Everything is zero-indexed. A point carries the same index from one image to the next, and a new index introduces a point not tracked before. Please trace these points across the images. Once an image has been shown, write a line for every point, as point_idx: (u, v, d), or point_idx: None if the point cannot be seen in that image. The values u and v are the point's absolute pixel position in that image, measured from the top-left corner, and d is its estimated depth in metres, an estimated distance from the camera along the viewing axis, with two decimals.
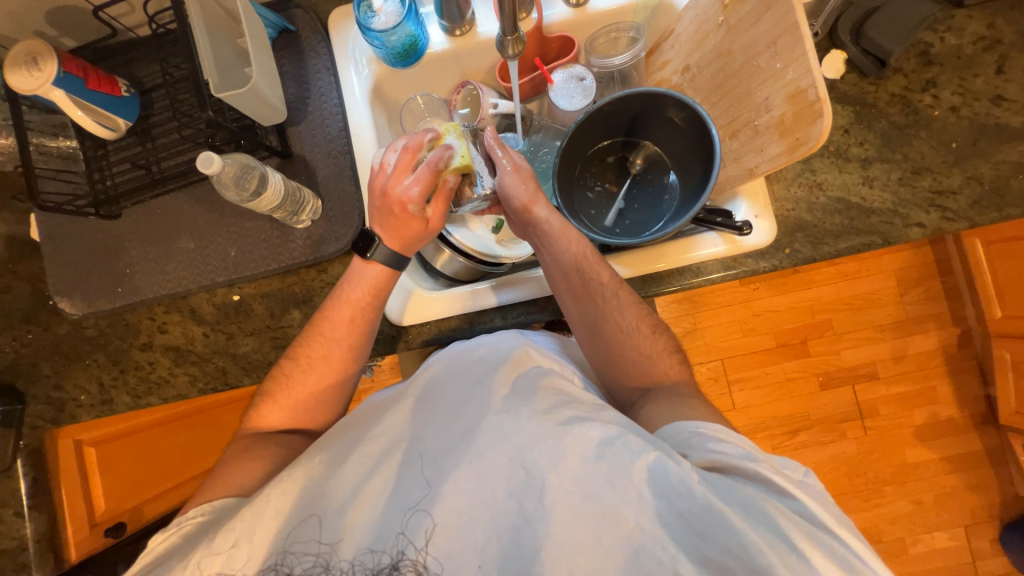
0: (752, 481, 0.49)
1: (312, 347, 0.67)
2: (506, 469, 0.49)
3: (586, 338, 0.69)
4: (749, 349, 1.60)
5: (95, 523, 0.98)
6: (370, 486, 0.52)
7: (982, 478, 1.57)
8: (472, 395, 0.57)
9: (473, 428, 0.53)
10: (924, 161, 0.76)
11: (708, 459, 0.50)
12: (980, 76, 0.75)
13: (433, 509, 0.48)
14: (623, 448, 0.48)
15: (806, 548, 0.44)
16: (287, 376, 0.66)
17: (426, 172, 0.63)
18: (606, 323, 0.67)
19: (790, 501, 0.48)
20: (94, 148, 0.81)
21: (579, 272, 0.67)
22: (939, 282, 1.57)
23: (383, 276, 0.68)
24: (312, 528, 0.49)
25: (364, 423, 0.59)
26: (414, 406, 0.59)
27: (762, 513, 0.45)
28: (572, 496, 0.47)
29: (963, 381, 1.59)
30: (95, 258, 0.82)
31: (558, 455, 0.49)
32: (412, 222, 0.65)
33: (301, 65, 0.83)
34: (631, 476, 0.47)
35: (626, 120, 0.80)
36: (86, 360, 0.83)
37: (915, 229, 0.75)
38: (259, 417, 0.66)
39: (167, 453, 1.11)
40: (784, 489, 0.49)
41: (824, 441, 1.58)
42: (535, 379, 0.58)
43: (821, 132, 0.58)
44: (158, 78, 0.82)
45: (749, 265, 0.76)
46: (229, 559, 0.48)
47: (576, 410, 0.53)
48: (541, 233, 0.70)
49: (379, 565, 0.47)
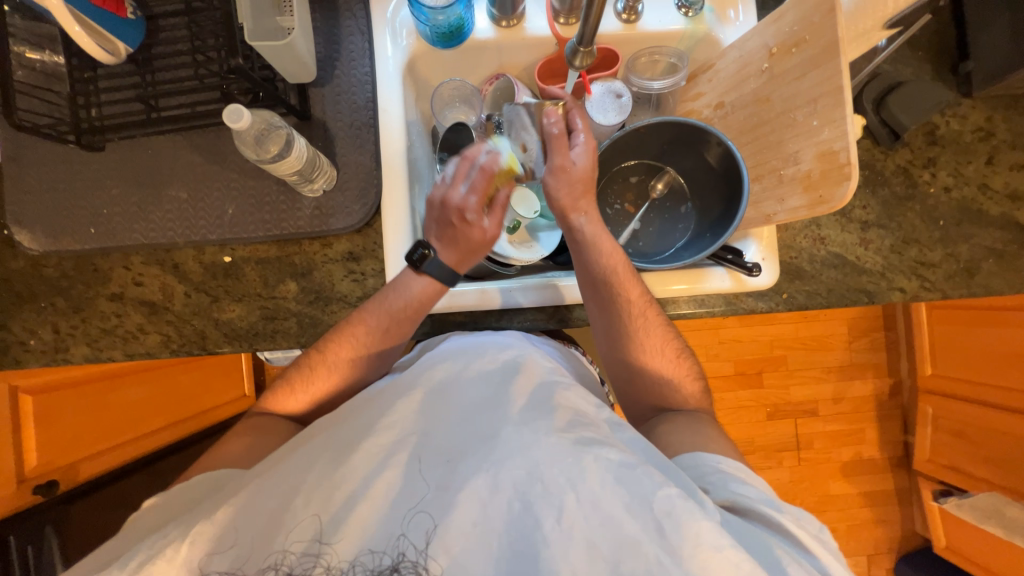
0: (773, 530, 0.51)
1: (338, 332, 0.67)
2: (524, 481, 0.49)
3: (606, 347, 0.73)
4: (712, 374, 1.68)
5: (23, 478, 0.87)
6: (381, 481, 0.50)
7: (891, 514, 1.74)
8: (492, 400, 0.57)
9: (493, 434, 0.52)
10: (914, 233, 0.82)
11: (729, 499, 0.53)
12: (973, 164, 0.82)
13: (447, 522, 0.47)
14: (643, 478, 0.48)
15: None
16: (310, 367, 0.67)
17: (481, 180, 0.67)
18: (629, 339, 0.70)
19: (810, 559, 0.50)
20: (81, 69, 0.72)
21: (608, 281, 0.70)
22: (884, 336, 1.72)
23: (427, 284, 0.68)
24: (310, 528, 0.47)
25: (370, 417, 0.56)
26: (424, 399, 0.58)
27: (781, 568, 0.46)
28: (589, 519, 0.47)
29: (890, 428, 1.75)
30: (65, 192, 0.74)
31: (577, 474, 0.48)
32: (471, 229, 0.67)
33: (334, 23, 0.78)
34: (650, 505, 0.47)
35: (657, 145, 0.82)
36: (42, 301, 0.75)
37: (896, 292, 0.82)
38: (280, 395, 0.66)
39: (114, 410, 1.01)
40: (806, 545, 0.50)
41: (764, 467, 1.70)
42: (550, 392, 0.58)
43: (846, 194, 0.61)
44: (171, 5, 0.74)
45: (748, 303, 0.80)
46: (229, 555, 0.46)
47: (593, 432, 0.53)
48: (579, 240, 0.72)
49: (380, 566, 0.46)
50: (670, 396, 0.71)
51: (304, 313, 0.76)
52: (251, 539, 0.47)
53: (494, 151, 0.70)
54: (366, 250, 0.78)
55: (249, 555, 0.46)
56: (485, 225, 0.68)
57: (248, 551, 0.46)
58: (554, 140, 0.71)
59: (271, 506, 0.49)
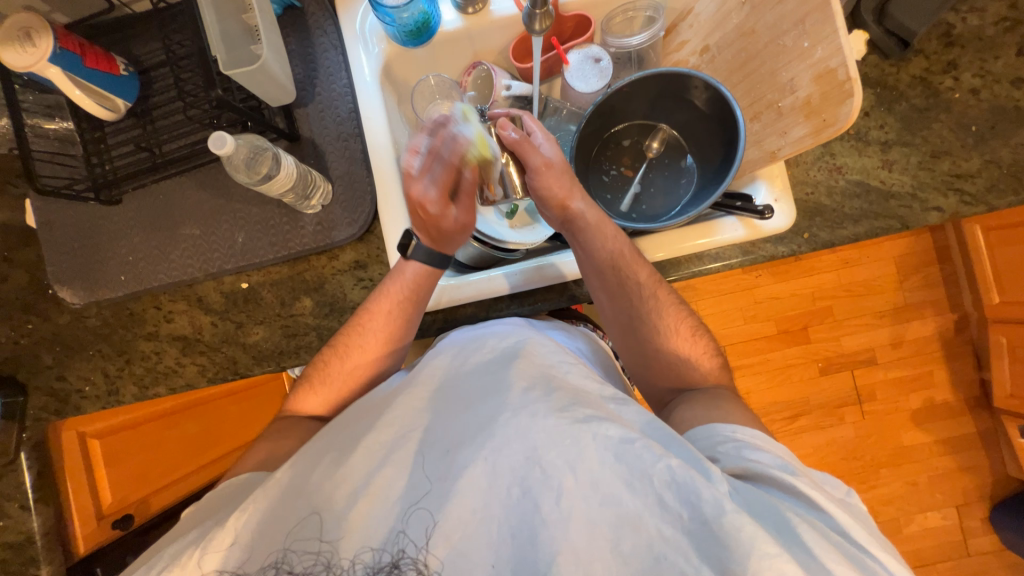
0: (786, 494, 0.50)
1: (352, 338, 0.70)
2: (521, 466, 0.49)
3: (621, 337, 0.73)
4: (752, 337, 1.61)
5: (102, 515, 0.94)
6: (382, 478, 0.51)
7: (976, 460, 1.60)
8: (490, 388, 0.57)
9: (489, 423, 0.52)
10: (944, 145, 0.75)
11: (740, 466, 0.52)
12: (1002, 59, 0.74)
13: (445, 516, 0.48)
14: (643, 452, 0.48)
15: (843, 571, 0.43)
16: (325, 363, 0.70)
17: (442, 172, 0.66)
18: (643, 324, 0.71)
19: (827, 521, 0.48)
20: (91, 131, 0.78)
21: (614, 270, 0.70)
22: (940, 269, 1.58)
23: (424, 275, 0.70)
24: (313, 526, 0.49)
25: (372, 418, 0.58)
26: (426, 397, 0.59)
27: (791, 531, 0.45)
28: (588, 497, 0.47)
29: (960, 367, 1.61)
30: (96, 246, 0.80)
31: (575, 455, 0.49)
32: (442, 222, 0.68)
33: (308, 43, 0.80)
34: (650, 479, 0.47)
35: (644, 102, 0.79)
36: (90, 350, 0.81)
37: (933, 213, 0.75)
38: (299, 402, 0.69)
39: (172, 445, 1.07)
40: (819, 504, 0.49)
41: (824, 425, 1.60)
42: (546, 373, 0.58)
43: (850, 114, 0.57)
44: (158, 56, 0.78)
45: (766, 249, 0.76)
46: (236, 554, 0.48)
47: (593, 409, 0.52)
48: (578, 232, 0.72)
49: (380, 563, 0.47)
50: (691, 360, 0.69)
51: (322, 326, 0.79)
52: (263, 538, 0.49)
53: (459, 133, 0.66)
54: (371, 256, 0.79)
55: (259, 553, 0.48)
56: (454, 214, 0.68)
57: (258, 552, 0.48)
58: (517, 143, 0.69)
59: (278, 505, 0.51)
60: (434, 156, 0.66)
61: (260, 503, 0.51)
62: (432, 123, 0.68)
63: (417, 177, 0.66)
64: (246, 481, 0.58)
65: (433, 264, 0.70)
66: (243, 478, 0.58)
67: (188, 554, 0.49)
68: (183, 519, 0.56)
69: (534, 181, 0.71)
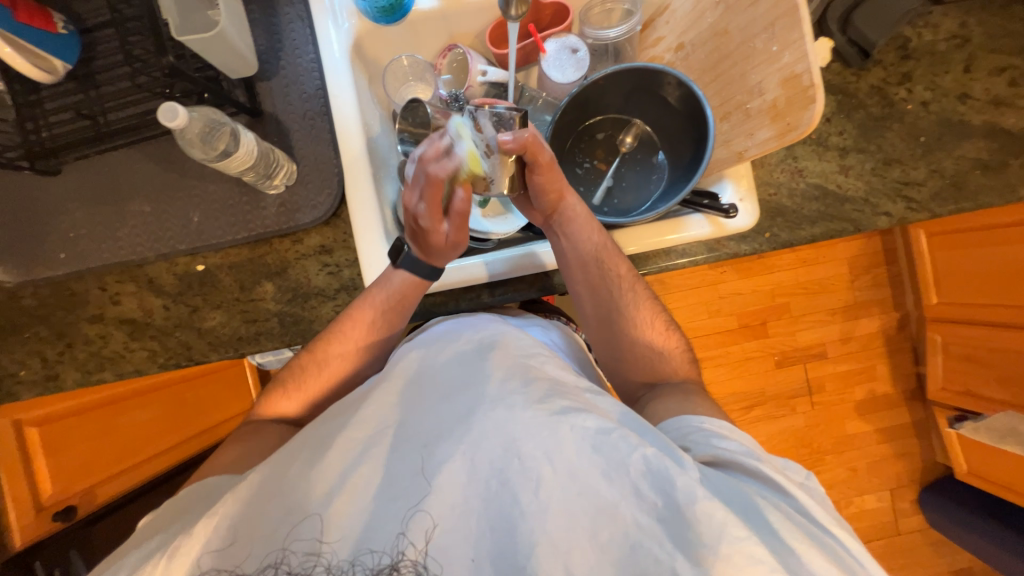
0: (754, 478, 0.52)
1: (331, 344, 0.68)
2: (500, 458, 0.50)
3: (597, 330, 0.75)
4: (715, 331, 1.67)
5: (42, 507, 0.88)
6: (358, 475, 0.50)
7: (909, 447, 1.73)
8: (467, 382, 0.57)
9: (466, 417, 0.53)
10: (895, 153, 0.79)
11: (710, 454, 0.55)
12: (950, 74, 0.79)
13: (429, 506, 0.48)
14: (619, 442, 0.49)
15: (805, 550, 0.44)
16: (302, 368, 0.68)
17: (432, 192, 0.59)
18: (621, 317, 0.73)
19: (791, 503, 0.50)
20: (25, 93, 0.71)
21: (597, 262, 0.71)
22: (887, 270, 1.69)
23: (410, 285, 0.68)
24: (312, 526, 0.48)
25: (348, 411, 0.57)
26: (401, 388, 0.59)
27: (757, 514, 0.47)
28: (567, 488, 0.48)
29: (900, 362, 1.73)
30: (31, 220, 0.73)
31: (553, 446, 0.49)
32: (431, 237, 0.64)
33: (272, 13, 0.76)
34: (627, 468, 0.48)
35: (619, 96, 0.80)
36: (26, 333, 0.75)
37: (882, 217, 0.79)
38: (272, 404, 0.68)
39: (123, 433, 1.01)
40: (783, 488, 0.51)
41: (777, 415, 1.70)
42: (523, 365, 0.58)
43: (812, 119, 0.59)
44: (103, 16, 0.72)
45: (730, 248, 0.78)
46: (217, 558, 0.47)
47: (570, 401, 0.53)
48: (563, 223, 0.72)
49: (380, 565, 0.46)
50: (654, 352, 0.72)
51: (284, 313, 0.76)
52: (250, 535, 0.48)
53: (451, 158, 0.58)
54: (338, 241, 0.77)
55: (237, 559, 0.46)
56: (445, 229, 0.64)
57: (241, 554, 0.47)
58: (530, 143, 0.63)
59: (249, 508, 0.49)
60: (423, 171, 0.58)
61: (231, 506, 0.49)
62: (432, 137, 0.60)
63: (409, 191, 0.61)
64: (220, 481, 0.57)
65: (414, 260, 0.68)
66: (205, 482, 0.56)
67: (154, 561, 0.46)
68: (143, 526, 0.53)
69: (532, 178, 0.68)
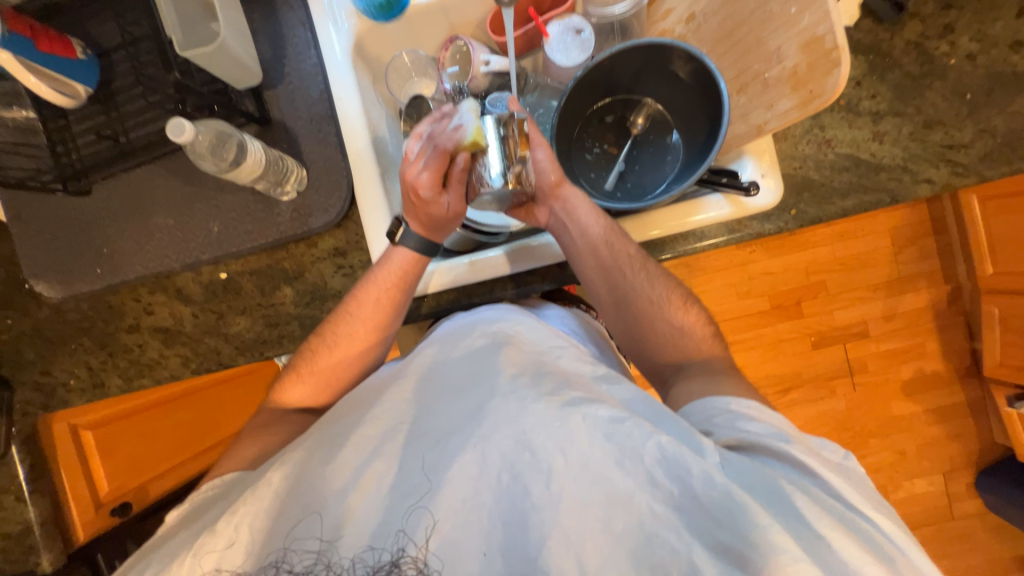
0: (781, 461, 0.50)
1: (339, 326, 0.69)
2: (511, 452, 0.49)
3: (615, 314, 0.72)
4: (745, 313, 1.60)
5: (100, 504, 0.94)
6: (372, 472, 0.51)
7: (963, 428, 1.62)
8: (477, 374, 0.56)
9: (478, 410, 0.52)
10: (937, 114, 0.72)
11: (734, 437, 0.52)
12: (1000, 21, 0.71)
13: (434, 504, 0.48)
14: (633, 430, 0.48)
15: (835, 537, 0.43)
16: (313, 353, 0.70)
17: (436, 160, 0.59)
18: (637, 297, 0.70)
19: (818, 484, 0.48)
20: (54, 118, 0.75)
21: (608, 246, 0.69)
22: (935, 240, 1.57)
23: (411, 261, 0.68)
24: (312, 526, 0.49)
25: (364, 407, 0.58)
26: (415, 385, 0.59)
27: (783, 498, 0.45)
28: (579, 481, 0.47)
29: (951, 337, 1.61)
30: (68, 238, 0.78)
31: (565, 438, 0.48)
32: (431, 209, 0.64)
33: (274, 20, 0.76)
34: (641, 458, 0.47)
35: (628, 75, 0.76)
36: (72, 344, 0.81)
37: (923, 185, 0.73)
38: (287, 392, 0.71)
39: (168, 432, 1.08)
40: (810, 469, 0.49)
41: (814, 398, 1.62)
42: (534, 358, 0.58)
43: (837, 84, 0.54)
44: (117, 38, 0.75)
45: (753, 228, 0.74)
46: (231, 553, 0.49)
47: (582, 391, 0.52)
48: (569, 210, 0.70)
49: (380, 562, 0.47)
50: (674, 340, 0.70)
51: (304, 315, 0.78)
52: (253, 538, 0.50)
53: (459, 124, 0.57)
54: (351, 243, 0.78)
55: (251, 558, 0.49)
56: (446, 203, 0.64)
57: (250, 555, 0.49)
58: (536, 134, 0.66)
59: (269, 510, 0.51)
60: (431, 141, 0.60)
61: (251, 505, 0.51)
62: (442, 112, 0.62)
63: (412, 161, 0.61)
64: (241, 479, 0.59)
65: (422, 250, 0.68)
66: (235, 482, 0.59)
67: (180, 559, 0.49)
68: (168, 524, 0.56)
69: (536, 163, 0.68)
